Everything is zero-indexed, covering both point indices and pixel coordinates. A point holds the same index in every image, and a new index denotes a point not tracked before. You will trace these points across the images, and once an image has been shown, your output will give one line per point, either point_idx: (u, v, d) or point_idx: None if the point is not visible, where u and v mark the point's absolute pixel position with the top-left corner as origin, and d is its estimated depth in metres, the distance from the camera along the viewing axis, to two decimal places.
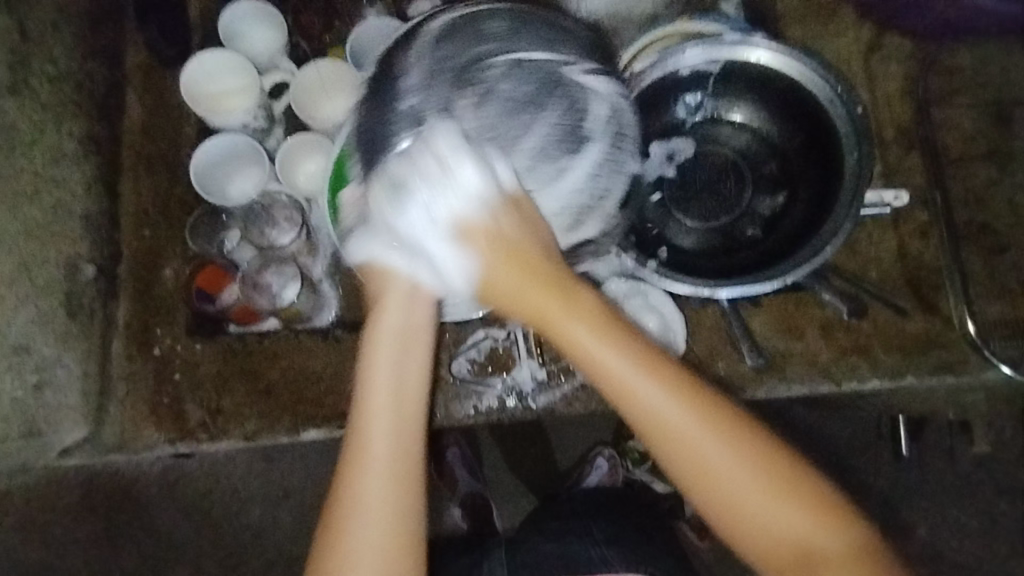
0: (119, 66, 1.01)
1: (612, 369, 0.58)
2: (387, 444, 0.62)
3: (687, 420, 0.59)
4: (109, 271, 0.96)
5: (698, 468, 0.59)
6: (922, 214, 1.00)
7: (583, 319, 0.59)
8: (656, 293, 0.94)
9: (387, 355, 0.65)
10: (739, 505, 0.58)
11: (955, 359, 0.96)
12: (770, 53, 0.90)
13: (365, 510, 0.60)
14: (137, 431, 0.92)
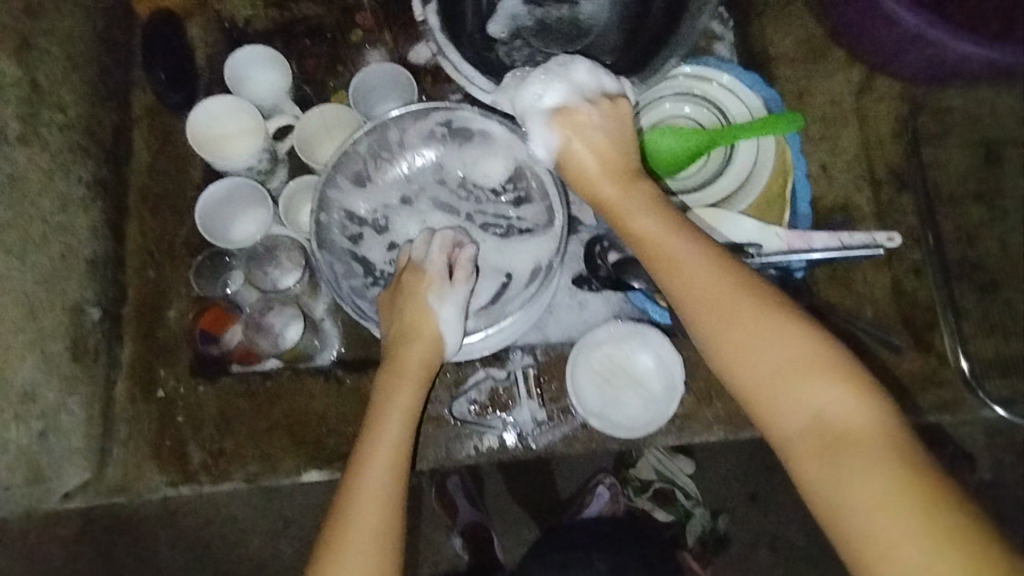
0: (127, 112, 1.05)
1: (659, 241, 0.70)
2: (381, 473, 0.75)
3: (718, 279, 0.66)
4: (113, 312, 0.97)
5: (729, 341, 0.64)
6: (913, 252, 1.03)
7: (651, 213, 0.72)
8: (656, 334, 0.94)
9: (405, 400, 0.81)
10: (766, 379, 0.62)
11: (948, 397, 0.98)
12: (730, 78, 1.06)
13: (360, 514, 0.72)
14: (140, 473, 0.92)
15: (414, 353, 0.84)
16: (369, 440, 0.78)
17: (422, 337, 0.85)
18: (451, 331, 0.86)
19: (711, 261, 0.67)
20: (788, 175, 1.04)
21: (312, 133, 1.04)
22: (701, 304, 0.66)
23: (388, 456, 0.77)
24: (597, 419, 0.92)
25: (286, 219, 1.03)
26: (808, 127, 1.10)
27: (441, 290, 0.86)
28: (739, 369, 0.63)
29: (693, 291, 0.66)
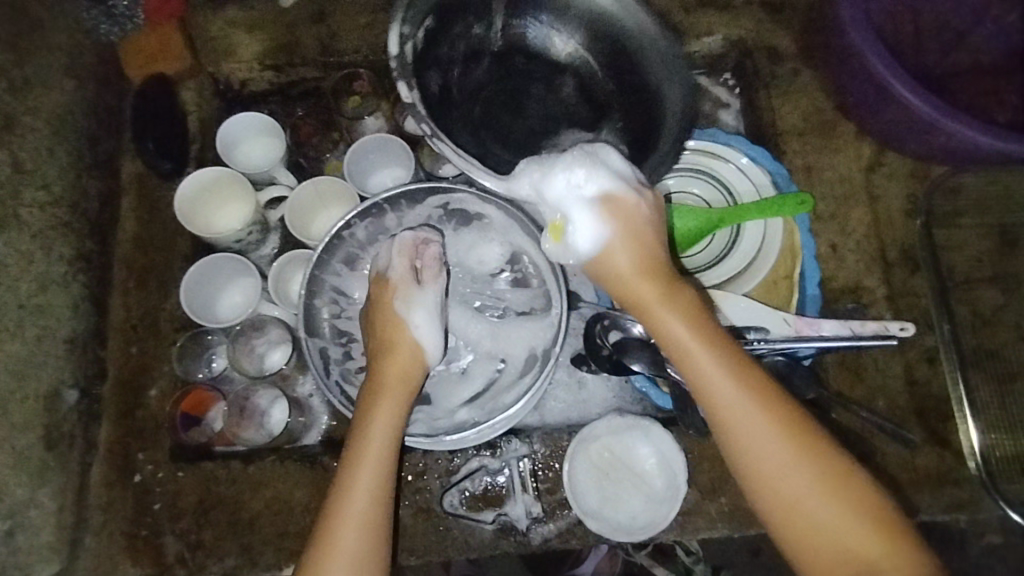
0: (115, 180, 1.02)
1: (697, 362, 0.64)
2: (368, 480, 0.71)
3: (749, 413, 0.62)
4: (91, 392, 0.93)
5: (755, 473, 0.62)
6: (927, 338, 0.99)
7: (682, 314, 0.66)
8: (657, 429, 0.90)
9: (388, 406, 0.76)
10: (796, 508, 0.61)
11: (965, 496, 0.93)
12: (745, 155, 1.03)
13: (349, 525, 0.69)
14: (113, 566, 0.88)
15: (392, 363, 0.78)
16: (354, 446, 0.73)
17: (399, 346, 0.79)
18: (429, 336, 0.80)
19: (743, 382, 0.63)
20: (797, 257, 1.00)
21: (303, 206, 1.01)
22: (742, 461, 0.63)
23: (371, 480, 0.71)
24: (594, 520, 0.87)
25: (276, 294, 0.98)
26: (817, 203, 1.05)
27: (410, 292, 0.80)
28: (787, 514, 0.61)
29: (736, 439, 0.63)
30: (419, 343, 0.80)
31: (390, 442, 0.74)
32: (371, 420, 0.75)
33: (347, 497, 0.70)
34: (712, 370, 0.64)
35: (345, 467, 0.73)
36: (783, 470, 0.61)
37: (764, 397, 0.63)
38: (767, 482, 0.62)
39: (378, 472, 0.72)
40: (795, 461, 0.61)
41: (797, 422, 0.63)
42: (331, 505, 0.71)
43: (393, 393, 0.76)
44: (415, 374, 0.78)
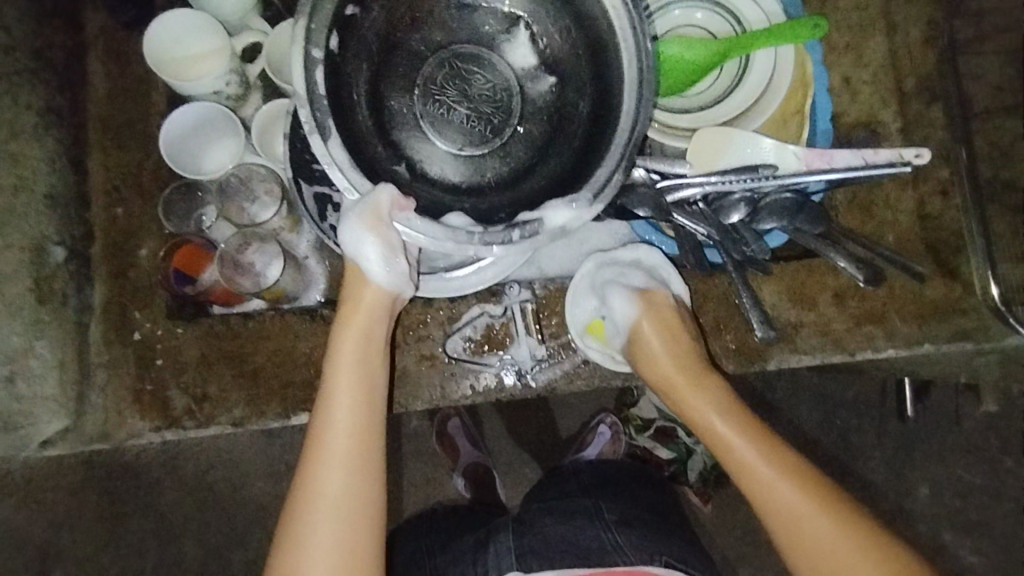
0: (77, 30, 0.95)
1: (712, 420, 0.77)
2: (332, 488, 0.70)
3: (767, 469, 0.72)
4: (80, 252, 0.91)
5: (780, 514, 0.70)
6: (941, 171, 0.95)
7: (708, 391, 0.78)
8: (658, 264, 0.89)
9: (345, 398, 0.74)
10: (815, 545, 0.68)
11: (974, 326, 0.92)
12: None
13: (313, 530, 0.69)
14: (121, 419, 0.88)
15: (354, 322, 0.78)
16: (312, 436, 0.73)
17: (359, 312, 0.78)
18: (378, 273, 0.77)
19: (765, 445, 0.74)
20: (809, 90, 0.94)
21: (281, 49, 0.93)
22: (772, 512, 0.71)
23: (334, 489, 0.70)
24: (596, 351, 0.89)
25: (261, 148, 0.94)
26: (831, 34, 0.98)
27: (361, 243, 0.75)
28: (761, 501, 0.72)
29: (766, 490, 0.72)
30: (383, 299, 0.78)
31: (367, 408, 0.75)
32: (332, 400, 0.74)
33: (318, 490, 0.70)
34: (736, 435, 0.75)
35: (305, 470, 0.72)
36: (765, 466, 0.72)
37: (797, 472, 0.72)
38: (791, 528, 0.70)
39: (351, 459, 0.72)
40: (834, 526, 0.68)
41: (819, 485, 0.71)
42: (298, 512, 0.70)
43: (355, 370, 0.76)
44: (381, 341, 0.79)
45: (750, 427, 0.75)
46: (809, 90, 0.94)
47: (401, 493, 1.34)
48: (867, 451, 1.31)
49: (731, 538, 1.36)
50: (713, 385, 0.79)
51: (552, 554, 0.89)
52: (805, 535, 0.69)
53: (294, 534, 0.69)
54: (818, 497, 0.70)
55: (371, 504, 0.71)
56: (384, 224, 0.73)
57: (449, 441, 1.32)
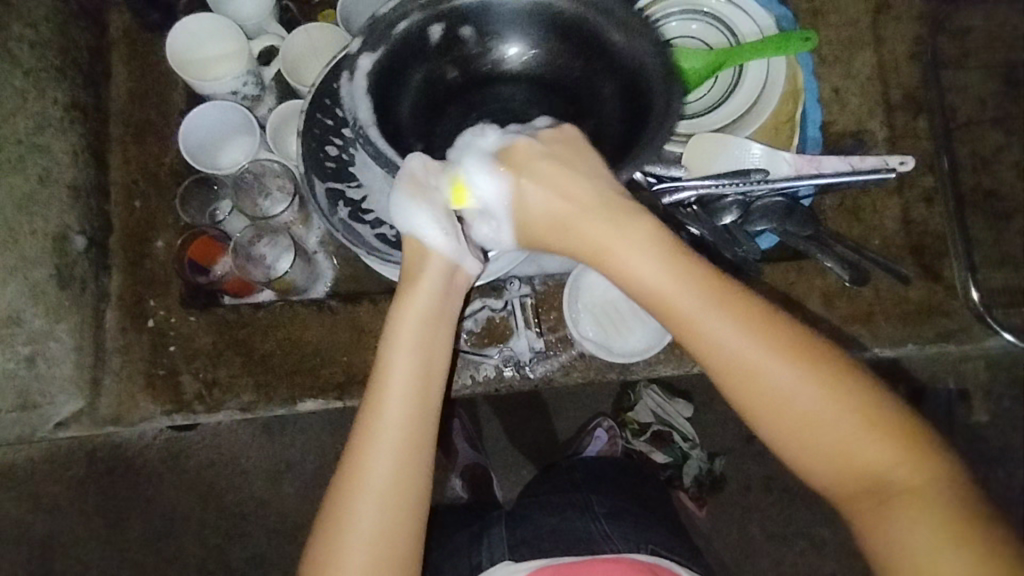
0: (103, 31, 1.00)
1: (691, 314, 0.62)
2: (381, 479, 0.63)
3: (748, 348, 0.60)
4: (99, 242, 0.95)
5: (765, 398, 0.59)
6: (926, 178, 0.99)
7: (689, 277, 0.63)
8: None
9: (401, 376, 0.66)
10: (809, 423, 0.58)
11: (956, 328, 0.95)
12: None
13: (357, 525, 0.62)
14: (133, 403, 0.92)
15: (425, 296, 0.70)
16: (359, 421, 0.66)
17: (423, 283, 0.70)
18: (443, 240, 0.71)
19: (752, 325, 0.61)
20: (799, 99, 0.98)
21: (295, 52, 0.98)
22: (753, 397, 0.60)
23: (384, 482, 0.63)
24: (591, 343, 0.92)
25: (274, 145, 0.99)
26: (821, 47, 1.03)
27: (415, 216, 0.70)
28: (742, 392, 0.60)
29: (746, 375, 0.60)
30: (451, 274, 0.71)
31: (425, 399, 0.66)
32: (385, 379, 0.66)
33: (365, 475, 0.63)
34: (720, 327, 0.61)
35: (351, 454, 0.64)
36: (731, 341, 0.61)
37: (789, 342, 0.60)
38: (774, 414, 0.59)
39: (400, 447, 0.64)
40: (828, 398, 0.58)
41: (809, 352, 0.60)
42: (341, 496, 0.63)
43: (417, 350, 0.67)
44: (445, 327, 0.70)
45: (733, 306, 0.62)
46: (798, 99, 0.98)
47: None
48: None
49: (726, 542, 1.38)
50: (661, 243, 0.65)
51: (543, 542, 0.91)
52: (794, 407, 0.59)
53: (335, 520, 0.62)
54: (815, 381, 0.58)
55: (417, 492, 0.64)
56: (430, 192, 0.71)
57: (446, 442, 1.34)
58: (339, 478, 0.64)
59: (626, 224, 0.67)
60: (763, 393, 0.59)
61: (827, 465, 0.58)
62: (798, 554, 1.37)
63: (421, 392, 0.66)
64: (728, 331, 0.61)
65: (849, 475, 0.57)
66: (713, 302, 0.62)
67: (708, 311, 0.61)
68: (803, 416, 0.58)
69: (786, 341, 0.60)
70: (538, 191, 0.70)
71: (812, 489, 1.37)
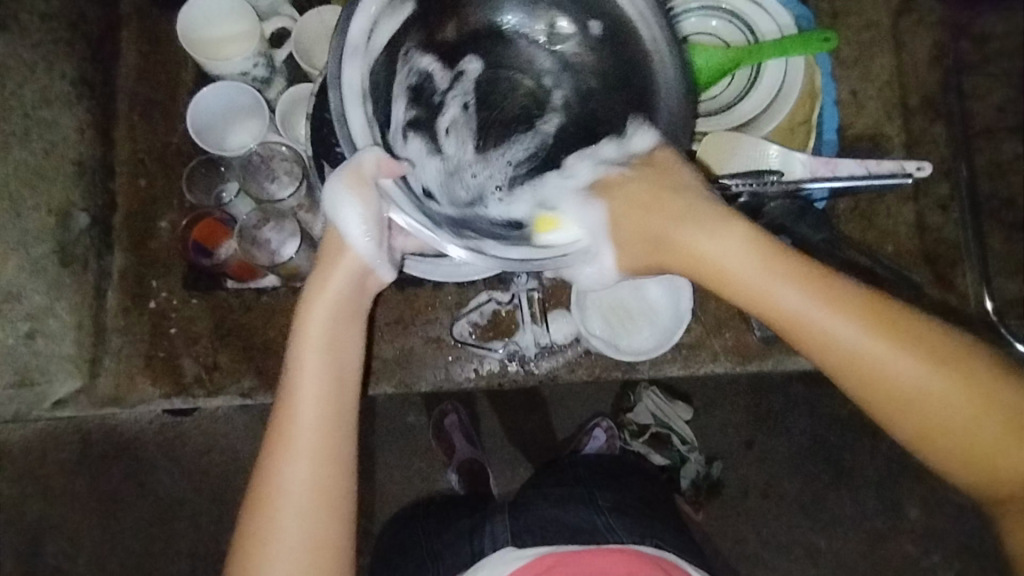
0: (113, 7, 0.98)
1: (802, 317, 0.57)
2: (303, 488, 0.58)
3: (866, 339, 0.55)
4: (102, 220, 0.94)
5: (898, 401, 0.55)
6: (941, 186, 0.98)
7: (786, 273, 0.58)
8: None
9: (315, 375, 0.61)
10: (947, 421, 0.55)
11: (968, 337, 0.94)
12: None
13: (278, 543, 0.57)
14: (133, 385, 0.91)
15: (330, 290, 0.64)
16: (274, 430, 0.60)
17: (338, 275, 0.64)
18: (356, 232, 0.64)
19: (865, 320, 0.56)
20: (816, 101, 0.97)
21: (307, 34, 0.97)
22: (889, 400, 0.55)
23: (301, 492, 0.58)
24: (598, 340, 0.91)
25: (282, 128, 0.97)
26: (840, 48, 1.02)
27: (345, 209, 0.63)
28: (892, 408, 0.56)
29: (868, 374, 0.55)
30: (363, 276, 0.65)
31: (338, 401, 0.61)
32: (299, 382, 0.61)
33: (278, 481, 0.58)
34: (838, 325, 0.56)
35: (264, 460, 0.60)
36: (849, 335, 0.56)
37: (899, 327, 0.56)
38: (904, 416, 0.56)
39: (317, 453, 0.59)
40: (970, 395, 0.54)
41: (941, 342, 0.55)
42: (257, 515, 0.58)
43: (327, 352, 0.62)
44: (355, 320, 0.64)
45: (844, 298, 0.57)
46: (815, 101, 0.97)
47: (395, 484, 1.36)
48: (849, 466, 1.36)
49: (724, 547, 1.37)
50: (761, 244, 0.60)
51: (545, 531, 0.89)
52: (926, 402, 0.55)
53: (253, 528, 0.58)
54: (943, 379, 0.55)
55: (339, 499, 0.60)
56: (374, 194, 0.63)
57: (444, 437, 1.33)
58: (251, 490, 0.59)
59: (731, 229, 0.61)
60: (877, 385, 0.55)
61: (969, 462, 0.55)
62: (794, 559, 1.37)
63: (331, 390, 0.61)
64: (843, 324, 0.56)
65: (996, 478, 0.55)
66: (815, 293, 0.57)
67: (811, 303, 0.57)
68: (936, 413, 0.55)
69: (906, 333, 0.56)
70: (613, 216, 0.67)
71: (811, 495, 1.36)
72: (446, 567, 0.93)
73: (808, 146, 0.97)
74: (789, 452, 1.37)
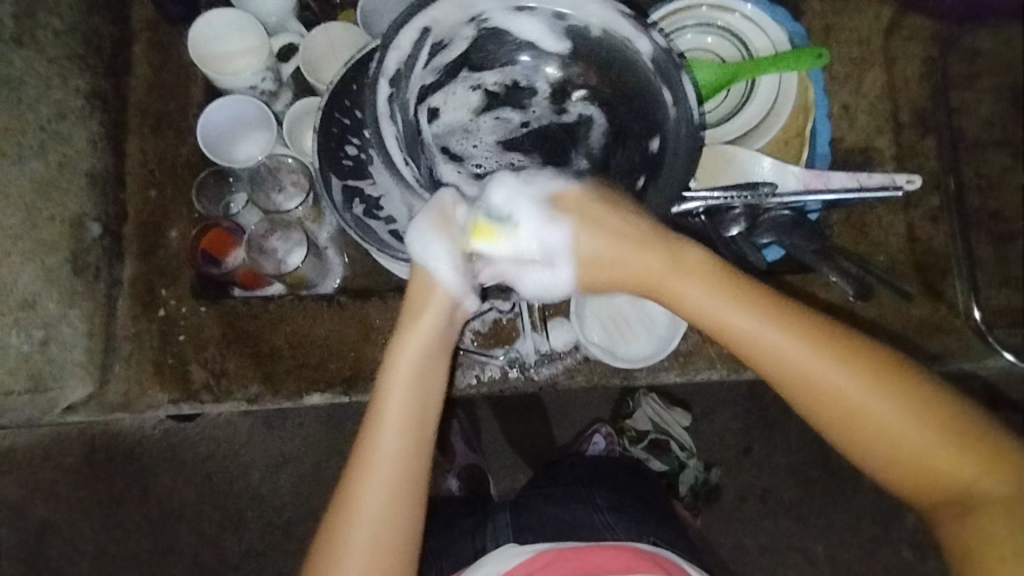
0: (125, 22, 1.01)
1: (737, 327, 0.63)
2: (381, 498, 0.63)
3: (792, 348, 0.62)
4: (112, 229, 0.96)
5: (839, 408, 0.61)
6: (933, 198, 1.00)
7: (714, 287, 0.65)
8: None
9: (400, 398, 0.65)
10: (884, 425, 0.60)
11: (958, 345, 0.96)
12: (756, 10, 1.00)
13: (354, 548, 0.62)
14: (141, 391, 0.93)
15: (426, 323, 0.67)
16: (361, 440, 0.65)
17: (430, 313, 0.68)
18: (449, 270, 0.67)
19: (796, 331, 0.62)
20: (809, 114, 0.99)
21: (314, 50, 0.99)
22: (818, 404, 0.61)
23: (377, 503, 0.63)
24: (597, 347, 0.93)
25: (289, 140, 0.99)
26: (832, 64, 1.04)
27: (438, 251, 0.66)
28: (831, 414, 0.61)
29: (794, 380, 0.62)
30: (453, 309, 0.68)
31: (419, 431, 0.65)
32: (389, 403, 0.65)
33: (361, 491, 0.63)
34: (776, 337, 0.62)
35: (353, 467, 0.65)
36: (802, 362, 0.62)
37: (824, 336, 0.62)
38: (837, 425, 0.61)
39: (399, 472, 0.64)
40: (891, 397, 0.60)
41: (862, 349, 0.62)
42: (340, 517, 0.63)
43: (413, 388, 0.66)
44: (441, 356, 0.68)
45: (770, 309, 0.63)
46: (809, 114, 0.99)
47: None
48: (846, 472, 1.38)
49: (721, 552, 1.38)
50: (706, 264, 0.66)
51: (545, 533, 0.91)
52: (880, 426, 0.60)
53: (335, 529, 0.63)
54: (897, 403, 0.60)
55: (409, 518, 0.64)
56: (464, 238, 0.67)
57: (445, 443, 1.35)
58: (338, 493, 0.64)
59: (669, 252, 0.66)
60: (831, 401, 0.61)
61: (915, 480, 0.60)
62: (791, 564, 1.38)
63: (413, 418, 0.65)
64: (780, 337, 0.62)
65: (934, 483, 0.59)
66: (748, 309, 0.63)
67: (778, 333, 0.62)
68: (891, 434, 0.60)
69: (860, 359, 0.61)
70: (584, 236, 0.67)
71: (808, 500, 1.38)
72: (448, 568, 0.95)
73: (801, 159, 0.99)
74: (786, 459, 1.38)
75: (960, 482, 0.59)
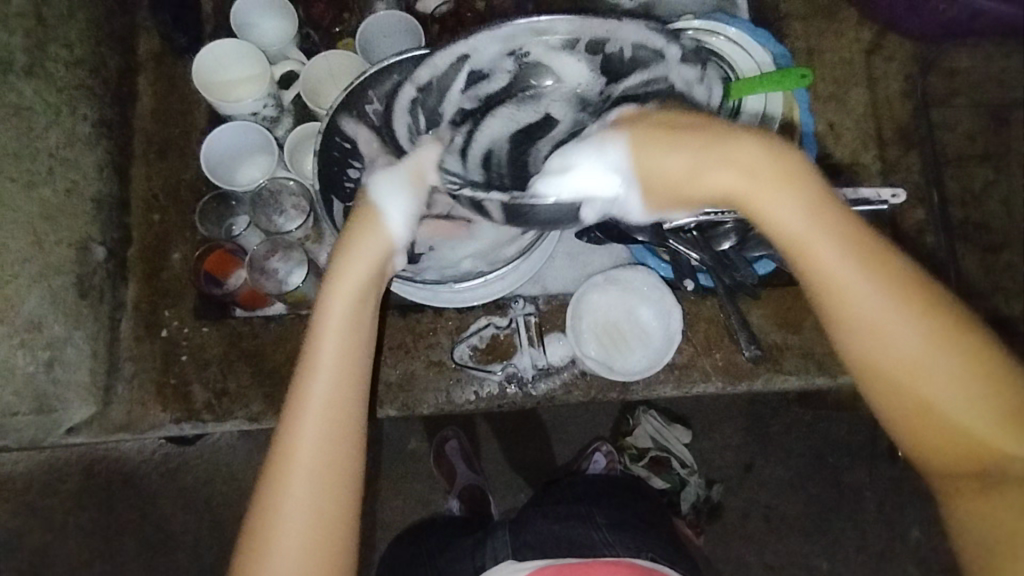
0: (133, 54, 1.05)
1: (805, 246, 0.60)
2: (318, 443, 0.63)
3: (853, 282, 0.59)
4: (117, 253, 0.99)
5: (881, 353, 0.59)
6: (917, 212, 1.03)
7: (796, 204, 0.61)
8: (630, 273, 0.98)
9: (330, 352, 0.65)
10: (913, 369, 0.58)
11: None
12: (740, 33, 1.04)
13: (291, 503, 0.62)
14: (144, 411, 0.94)
15: (350, 272, 0.66)
16: (294, 399, 0.65)
17: (359, 255, 0.67)
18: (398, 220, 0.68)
19: (866, 268, 0.59)
20: (795, 131, 1.02)
21: (314, 77, 1.02)
22: (867, 349, 0.59)
23: (312, 456, 0.63)
24: (593, 360, 0.95)
25: (290, 163, 1.02)
26: (816, 84, 1.08)
27: (392, 199, 0.68)
28: (879, 370, 0.59)
29: (856, 322, 0.59)
30: (381, 255, 0.68)
31: (349, 383, 0.65)
32: (318, 356, 0.65)
33: (294, 448, 0.63)
34: (833, 264, 0.60)
35: (286, 426, 0.64)
36: (866, 301, 0.59)
37: (904, 290, 0.59)
38: (887, 376, 0.59)
39: (331, 424, 0.64)
40: (946, 352, 0.57)
41: (933, 304, 0.59)
42: (275, 479, 0.63)
43: (342, 335, 0.65)
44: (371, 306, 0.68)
45: (849, 245, 0.60)
46: (794, 131, 1.02)
47: (398, 510, 1.38)
48: (846, 487, 1.38)
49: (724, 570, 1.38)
50: (808, 196, 0.61)
51: (544, 547, 0.92)
52: (929, 386, 0.57)
53: (272, 489, 0.63)
54: (976, 393, 0.57)
55: (345, 467, 0.64)
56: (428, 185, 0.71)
57: (446, 464, 1.35)
58: (275, 449, 0.64)
59: (779, 178, 0.61)
60: (879, 354, 0.58)
61: (932, 449, 0.59)
62: None
63: (346, 365, 0.65)
64: (841, 266, 0.59)
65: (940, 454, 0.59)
66: (833, 238, 0.60)
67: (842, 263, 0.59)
68: (940, 414, 0.58)
69: (953, 344, 0.57)
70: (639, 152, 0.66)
71: (811, 515, 1.38)
72: None
73: None
74: (787, 475, 1.39)
75: (972, 451, 0.58)
